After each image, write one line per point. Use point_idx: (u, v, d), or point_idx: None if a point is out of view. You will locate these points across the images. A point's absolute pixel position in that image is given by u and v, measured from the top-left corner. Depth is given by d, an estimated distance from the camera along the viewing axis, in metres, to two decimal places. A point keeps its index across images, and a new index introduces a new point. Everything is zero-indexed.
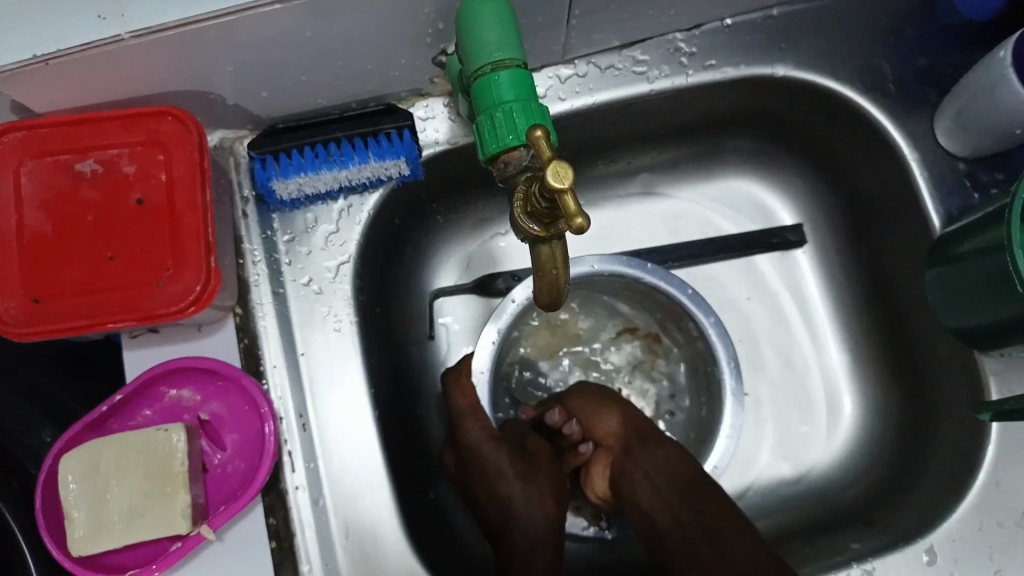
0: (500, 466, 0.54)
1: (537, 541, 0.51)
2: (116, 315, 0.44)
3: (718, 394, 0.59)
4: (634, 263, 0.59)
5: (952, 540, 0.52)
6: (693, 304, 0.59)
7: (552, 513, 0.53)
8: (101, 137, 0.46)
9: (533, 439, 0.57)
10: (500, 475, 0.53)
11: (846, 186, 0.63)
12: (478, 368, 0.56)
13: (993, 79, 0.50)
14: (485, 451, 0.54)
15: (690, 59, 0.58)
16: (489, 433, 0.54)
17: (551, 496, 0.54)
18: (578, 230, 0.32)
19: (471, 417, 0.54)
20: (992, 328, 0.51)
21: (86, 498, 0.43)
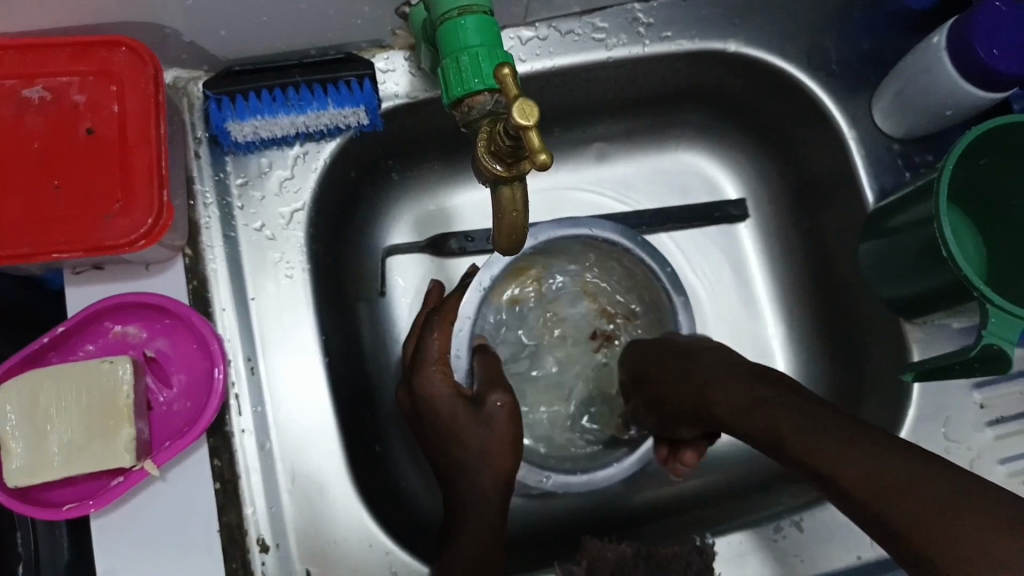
0: (457, 423, 0.52)
1: (482, 497, 0.52)
2: (61, 246, 0.43)
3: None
4: (624, 234, 0.58)
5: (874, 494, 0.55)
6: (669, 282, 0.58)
7: (506, 470, 0.52)
8: (48, 64, 0.44)
9: (496, 395, 0.53)
10: (456, 433, 0.52)
11: (789, 164, 0.66)
12: (464, 313, 0.55)
13: (928, 63, 0.53)
14: (440, 406, 0.53)
15: (648, 29, 0.59)
16: (450, 387, 0.53)
17: (505, 461, 0.52)
18: (542, 167, 0.34)
19: (433, 366, 0.53)
20: (916, 296, 0.55)
21: (24, 429, 0.42)
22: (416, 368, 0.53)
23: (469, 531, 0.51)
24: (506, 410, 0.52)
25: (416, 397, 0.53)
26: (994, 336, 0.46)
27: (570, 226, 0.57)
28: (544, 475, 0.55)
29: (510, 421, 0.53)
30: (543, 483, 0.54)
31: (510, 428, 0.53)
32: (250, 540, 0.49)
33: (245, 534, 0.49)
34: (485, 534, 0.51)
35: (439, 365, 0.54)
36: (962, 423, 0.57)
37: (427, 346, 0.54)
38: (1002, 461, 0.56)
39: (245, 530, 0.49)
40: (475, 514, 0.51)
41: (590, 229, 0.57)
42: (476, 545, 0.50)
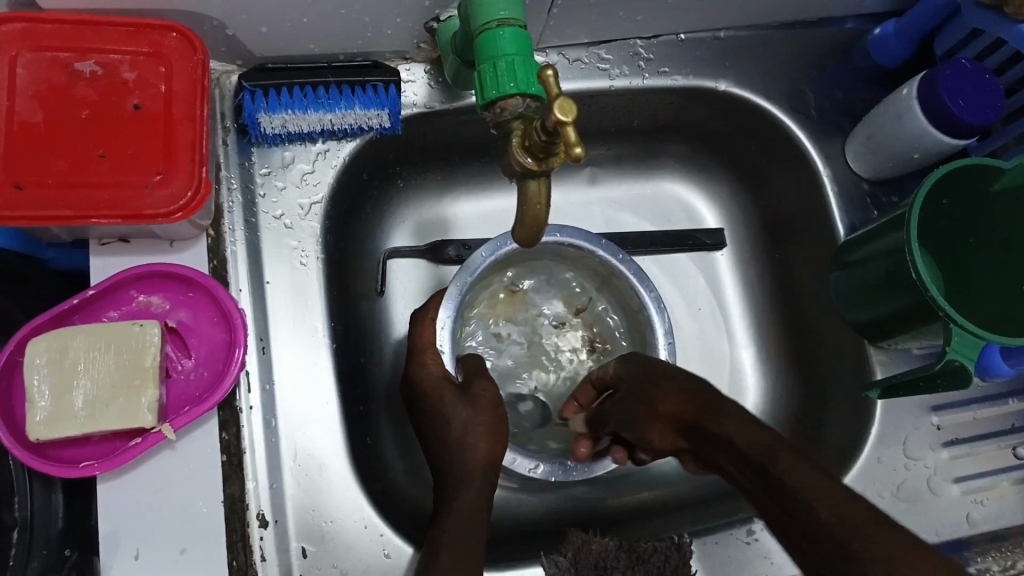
0: (442, 405, 0.55)
1: (466, 471, 0.53)
2: (102, 211, 0.45)
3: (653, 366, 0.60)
4: (590, 238, 0.60)
5: None
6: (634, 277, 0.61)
7: (489, 454, 0.54)
8: (102, 39, 0.46)
9: (481, 383, 0.57)
10: (442, 414, 0.55)
11: (766, 198, 0.72)
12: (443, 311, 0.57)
13: (900, 110, 0.60)
14: (428, 386, 0.56)
15: (647, 64, 0.65)
16: (440, 371, 0.57)
17: (489, 443, 0.54)
18: (575, 160, 0.38)
19: (427, 352, 0.57)
20: (881, 322, 0.60)
21: (51, 384, 0.43)
22: (415, 356, 0.58)
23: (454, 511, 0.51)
24: (488, 395, 0.56)
25: (413, 385, 0.57)
26: (958, 353, 0.51)
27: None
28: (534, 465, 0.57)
29: (488, 401, 0.56)
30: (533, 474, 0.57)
31: (488, 414, 0.55)
32: (249, 515, 0.50)
33: (246, 508, 0.51)
34: (469, 512, 0.51)
35: (430, 352, 0.58)
36: (919, 443, 0.61)
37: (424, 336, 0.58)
38: (954, 480, 0.61)
39: (246, 503, 0.50)
40: (463, 492, 0.52)
41: (551, 232, 0.60)
42: (459, 527, 0.49)
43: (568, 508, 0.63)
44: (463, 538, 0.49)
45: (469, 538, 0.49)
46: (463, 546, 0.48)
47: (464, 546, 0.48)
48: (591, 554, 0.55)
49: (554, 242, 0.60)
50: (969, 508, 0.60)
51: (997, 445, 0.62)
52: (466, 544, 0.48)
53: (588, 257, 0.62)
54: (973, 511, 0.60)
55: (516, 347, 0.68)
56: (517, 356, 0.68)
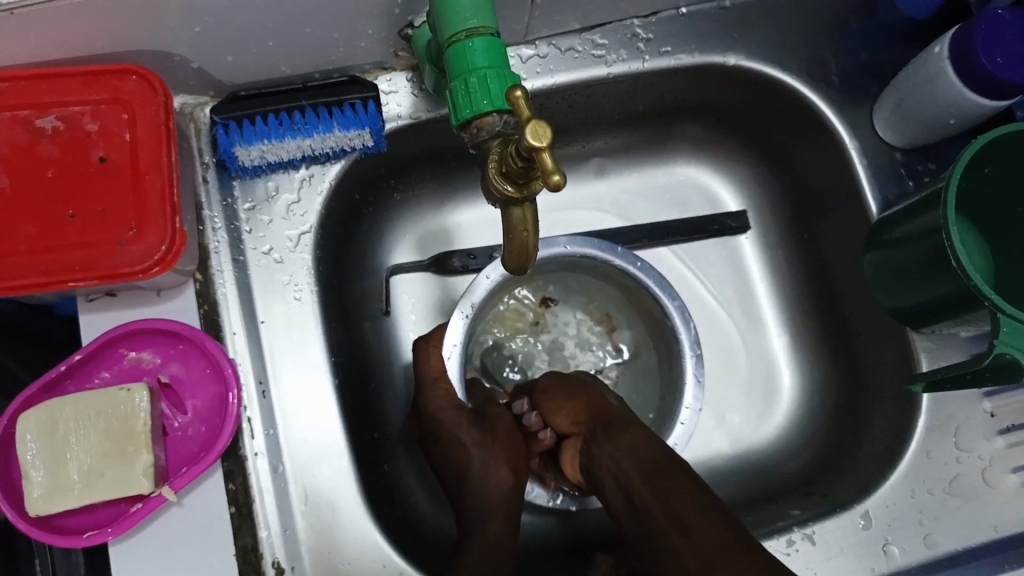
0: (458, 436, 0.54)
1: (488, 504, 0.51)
2: (77, 274, 0.44)
3: (679, 375, 0.59)
4: (608, 249, 0.58)
5: (886, 506, 0.56)
6: (656, 287, 0.59)
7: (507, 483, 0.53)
8: (59, 94, 0.45)
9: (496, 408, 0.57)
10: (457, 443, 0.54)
11: (790, 175, 0.66)
12: (451, 341, 0.56)
13: (931, 72, 0.54)
14: (444, 418, 0.54)
15: (647, 44, 0.60)
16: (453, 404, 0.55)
17: (508, 472, 0.53)
18: (554, 188, 0.34)
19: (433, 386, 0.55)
20: (922, 308, 0.55)
21: (44, 457, 0.43)
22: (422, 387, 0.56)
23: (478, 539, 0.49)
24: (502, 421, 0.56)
25: (423, 418, 0.55)
26: (1006, 345, 0.46)
27: (545, 247, 0.57)
28: (553, 496, 0.57)
29: (503, 427, 0.56)
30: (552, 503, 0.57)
31: (504, 441, 0.55)
32: (265, 563, 0.49)
33: (260, 558, 0.49)
34: (496, 538, 0.49)
35: (442, 383, 0.55)
36: (973, 432, 0.56)
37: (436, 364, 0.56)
38: (1013, 470, 0.56)
39: (260, 552, 0.49)
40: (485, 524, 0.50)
41: (563, 245, 0.58)
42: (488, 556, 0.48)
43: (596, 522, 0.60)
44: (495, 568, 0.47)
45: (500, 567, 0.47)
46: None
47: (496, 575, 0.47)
48: None
49: (566, 253, 0.58)
50: None
51: None
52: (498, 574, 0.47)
53: (608, 268, 0.60)
54: None
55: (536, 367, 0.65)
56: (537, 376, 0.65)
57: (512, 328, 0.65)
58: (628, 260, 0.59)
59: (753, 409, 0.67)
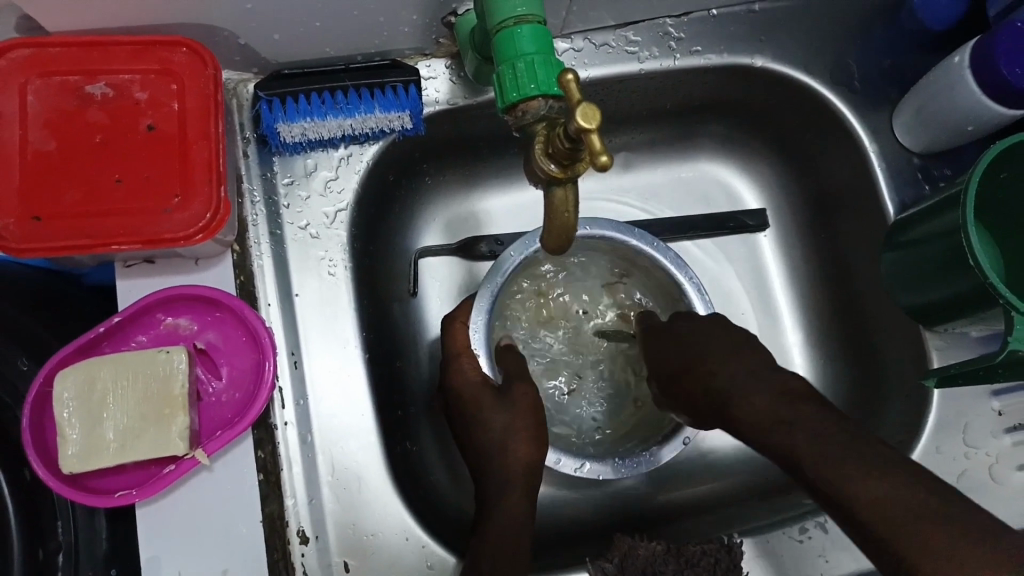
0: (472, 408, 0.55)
1: (506, 479, 0.51)
2: (121, 238, 0.45)
3: None
4: (621, 228, 0.59)
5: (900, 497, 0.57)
6: (672, 264, 0.59)
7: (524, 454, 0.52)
8: (110, 62, 0.46)
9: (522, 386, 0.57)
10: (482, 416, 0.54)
11: (812, 176, 0.68)
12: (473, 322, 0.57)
13: (952, 81, 0.56)
14: (468, 393, 0.55)
15: (679, 43, 0.61)
16: (477, 376, 0.56)
17: (521, 444, 0.53)
18: (601, 170, 0.36)
19: (461, 359, 0.57)
20: (937, 309, 0.57)
21: (82, 416, 0.44)
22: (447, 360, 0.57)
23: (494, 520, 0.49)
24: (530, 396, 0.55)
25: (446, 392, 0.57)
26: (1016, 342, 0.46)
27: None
28: (580, 464, 0.56)
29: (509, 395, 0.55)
30: (579, 473, 0.56)
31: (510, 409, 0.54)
32: (290, 533, 0.50)
33: (286, 526, 0.50)
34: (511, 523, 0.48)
35: (464, 356, 0.57)
36: (980, 431, 0.58)
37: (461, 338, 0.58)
38: (1018, 467, 0.58)
39: (285, 520, 0.50)
40: (508, 492, 0.50)
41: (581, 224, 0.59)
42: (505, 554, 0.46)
43: (613, 505, 0.63)
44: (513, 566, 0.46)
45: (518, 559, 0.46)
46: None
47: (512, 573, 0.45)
48: (638, 560, 0.54)
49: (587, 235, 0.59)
50: None
51: None
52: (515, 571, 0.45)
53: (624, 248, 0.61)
54: None
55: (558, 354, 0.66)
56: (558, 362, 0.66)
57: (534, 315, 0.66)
58: (643, 239, 0.60)
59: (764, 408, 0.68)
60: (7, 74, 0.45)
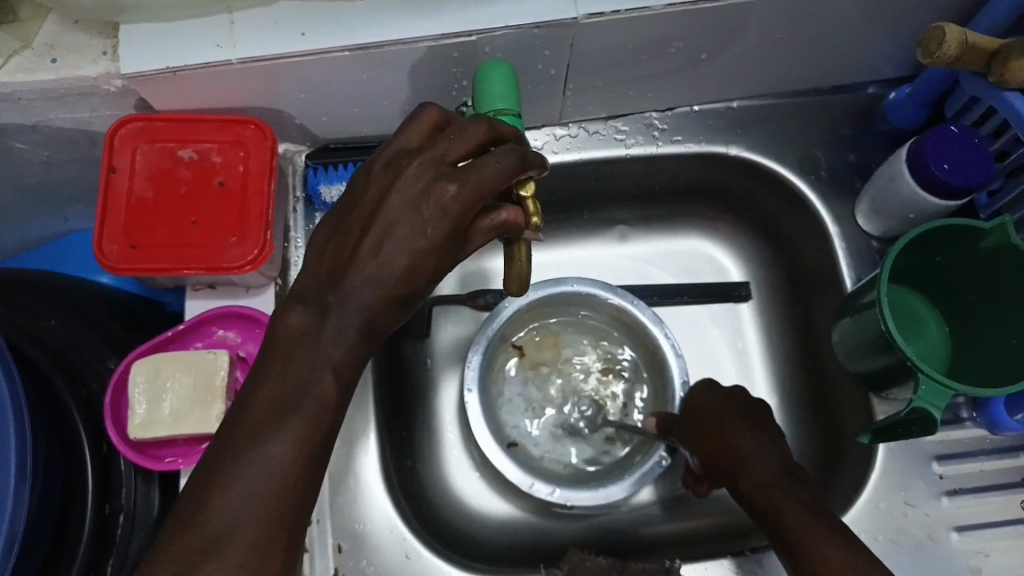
0: (395, 227, 0.45)
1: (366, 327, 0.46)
2: (191, 265, 0.59)
3: (669, 388, 0.70)
4: (599, 283, 0.71)
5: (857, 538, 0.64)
6: (641, 311, 0.71)
7: (338, 360, 0.45)
8: (198, 134, 0.61)
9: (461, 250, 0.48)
10: (413, 241, 0.45)
11: (790, 257, 0.76)
12: (470, 364, 0.67)
13: (892, 173, 0.64)
14: (443, 199, 0.44)
15: (661, 133, 0.73)
16: (459, 207, 0.45)
17: (353, 344, 0.45)
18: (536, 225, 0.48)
19: (465, 130, 0.46)
20: (878, 375, 0.64)
21: (146, 396, 0.56)
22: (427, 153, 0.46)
23: (300, 418, 0.42)
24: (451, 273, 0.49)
25: (426, 199, 0.45)
26: (925, 401, 0.55)
27: (546, 285, 0.70)
28: (552, 489, 0.64)
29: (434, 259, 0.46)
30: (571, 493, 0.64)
31: (387, 306, 0.46)
32: None
33: None
34: (311, 435, 0.42)
35: (448, 177, 0.45)
36: (920, 491, 0.65)
37: (466, 186, 0.44)
38: (955, 528, 0.65)
39: None
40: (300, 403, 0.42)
41: (569, 283, 0.71)
42: (286, 463, 0.41)
43: (592, 535, 0.71)
44: (280, 496, 0.41)
45: (301, 470, 0.42)
46: (256, 526, 0.40)
47: (268, 498, 0.40)
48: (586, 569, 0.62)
49: (574, 291, 0.71)
50: (971, 557, 0.64)
51: (1006, 498, 0.65)
52: (275, 495, 0.41)
53: (603, 302, 0.72)
54: (977, 561, 0.64)
55: (547, 395, 0.76)
56: (547, 402, 0.76)
57: (525, 360, 0.76)
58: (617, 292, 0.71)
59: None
60: (124, 139, 0.60)
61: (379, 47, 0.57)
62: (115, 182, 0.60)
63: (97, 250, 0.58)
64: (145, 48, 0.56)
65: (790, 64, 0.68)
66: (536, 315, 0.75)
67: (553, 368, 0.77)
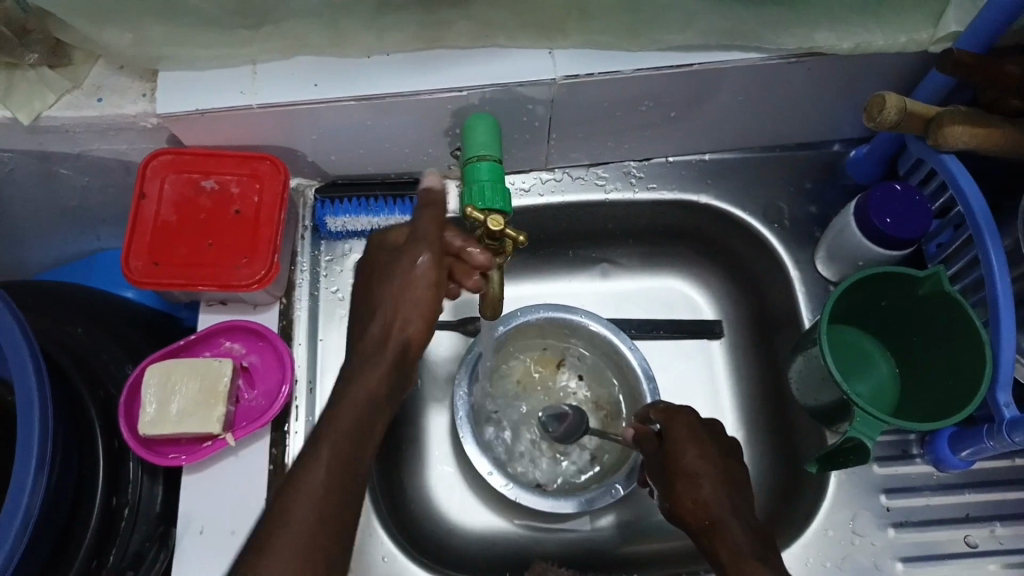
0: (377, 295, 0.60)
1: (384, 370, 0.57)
2: (205, 282, 0.66)
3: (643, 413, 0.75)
4: (582, 311, 0.77)
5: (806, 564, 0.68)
6: (620, 340, 0.76)
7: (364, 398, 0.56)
8: (220, 167, 0.69)
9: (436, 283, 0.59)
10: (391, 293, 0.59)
11: (757, 299, 0.82)
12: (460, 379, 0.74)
13: (843, 224, 0.70)
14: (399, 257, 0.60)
15: (638, 180, 0.80)
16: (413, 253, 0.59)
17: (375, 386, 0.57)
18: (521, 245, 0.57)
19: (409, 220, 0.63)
20: (829, 408, 0.68)
21: (156, 396, 0.63)
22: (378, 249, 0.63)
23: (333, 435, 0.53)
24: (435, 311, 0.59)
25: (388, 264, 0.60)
26: (860, 432, 0.60)
27: (530, 312, 0.77)
28: (506, 482, 0.70)
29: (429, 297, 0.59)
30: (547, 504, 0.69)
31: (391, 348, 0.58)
32: None
33: None
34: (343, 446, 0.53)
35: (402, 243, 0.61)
36: (868, 522, 0.69)
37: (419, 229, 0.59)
38: (900, 559, 0.68)
39: None
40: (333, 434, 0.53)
41: (580, 315, 0.77)
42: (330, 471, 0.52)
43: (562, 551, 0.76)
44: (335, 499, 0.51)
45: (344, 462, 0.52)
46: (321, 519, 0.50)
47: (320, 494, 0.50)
48: None
49: (586, 324, 0.77)
50: None
51: (950, 532, 0.69)
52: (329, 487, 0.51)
53: (587, 330, 0.78)
54: None
55: (530, 416, 0.81)
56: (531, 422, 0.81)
57: (512, 382, 0.82)
58: (597, 319, 0.77)
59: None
60: (155, 170, 0.68)
61: (382, 98, 0.65)
62: (144, 206, 0.68)
63: (123, 265, 0.65)
64: (178, 92, 0.65)
65: (754, 123, 0.75)
66: (525, 340, 0.81)
67: (537, 391, 0.82)
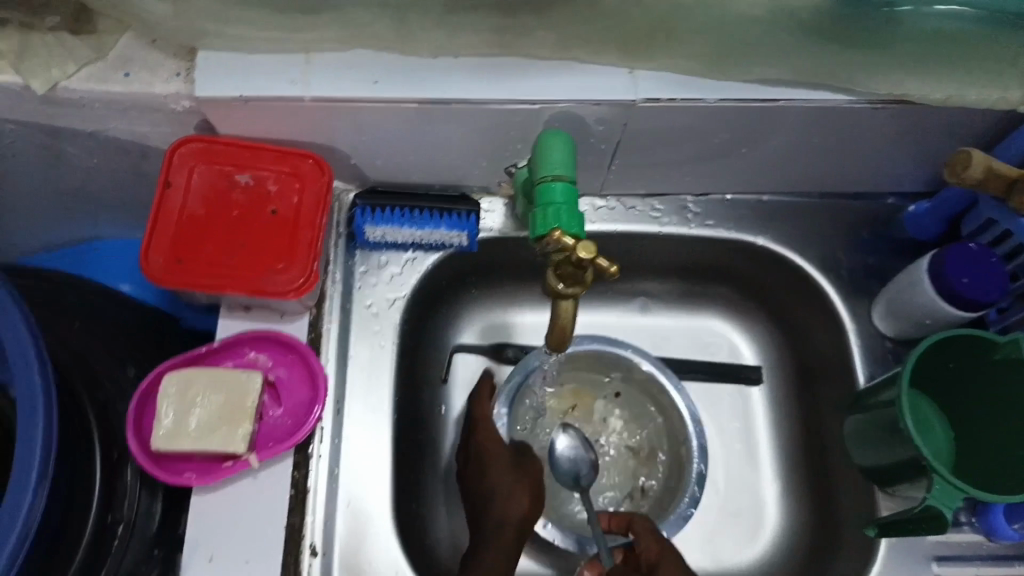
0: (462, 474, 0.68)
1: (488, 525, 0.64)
2: (234, 286, 0.59)
3: (687, 461, 0.71)
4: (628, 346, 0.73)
5: None
6: (666, 380, 0.72)
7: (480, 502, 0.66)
8: (258, 162, 0.63)
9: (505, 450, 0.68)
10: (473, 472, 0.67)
11: (804, 350, 0.78)
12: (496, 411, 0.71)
13: (912, 280, 0.67)
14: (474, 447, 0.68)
15: (694, 216, 0.76)
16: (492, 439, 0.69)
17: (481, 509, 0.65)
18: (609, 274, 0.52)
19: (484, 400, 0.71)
20: (890, 471, 0.64)
21: (175, 407, 0.56)
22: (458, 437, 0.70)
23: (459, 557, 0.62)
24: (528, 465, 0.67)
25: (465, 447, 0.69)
26: (938, 502, 0.56)
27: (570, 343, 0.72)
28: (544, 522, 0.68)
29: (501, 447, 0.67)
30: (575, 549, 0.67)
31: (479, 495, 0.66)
32: (303, 546, 0.60)
33: (301, 539, 0.60)
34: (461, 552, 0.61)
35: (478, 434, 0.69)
36: None
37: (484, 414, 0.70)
38: None
39: (303, 534, 0.60)
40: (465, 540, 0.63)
41: (626, 349, 0.73)
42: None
43: None
44: None
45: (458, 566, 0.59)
46: None
47: None
48: None
49: (631, 359, 0.73)
50: None
51: None
52: None
53: (631, 366, 0.74)
54: None
55: None
56: None
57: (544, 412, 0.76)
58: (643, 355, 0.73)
59: (747, 524, 0.75)
60: (185, 158, 0.62)
61: (449, 103, 0.60)
62: (170, 197, 0.61)
63: (142, 261, 0.58)
64: (223, 74, 0.58)
65: (822, 167, 0.72)
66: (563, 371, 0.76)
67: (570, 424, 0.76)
